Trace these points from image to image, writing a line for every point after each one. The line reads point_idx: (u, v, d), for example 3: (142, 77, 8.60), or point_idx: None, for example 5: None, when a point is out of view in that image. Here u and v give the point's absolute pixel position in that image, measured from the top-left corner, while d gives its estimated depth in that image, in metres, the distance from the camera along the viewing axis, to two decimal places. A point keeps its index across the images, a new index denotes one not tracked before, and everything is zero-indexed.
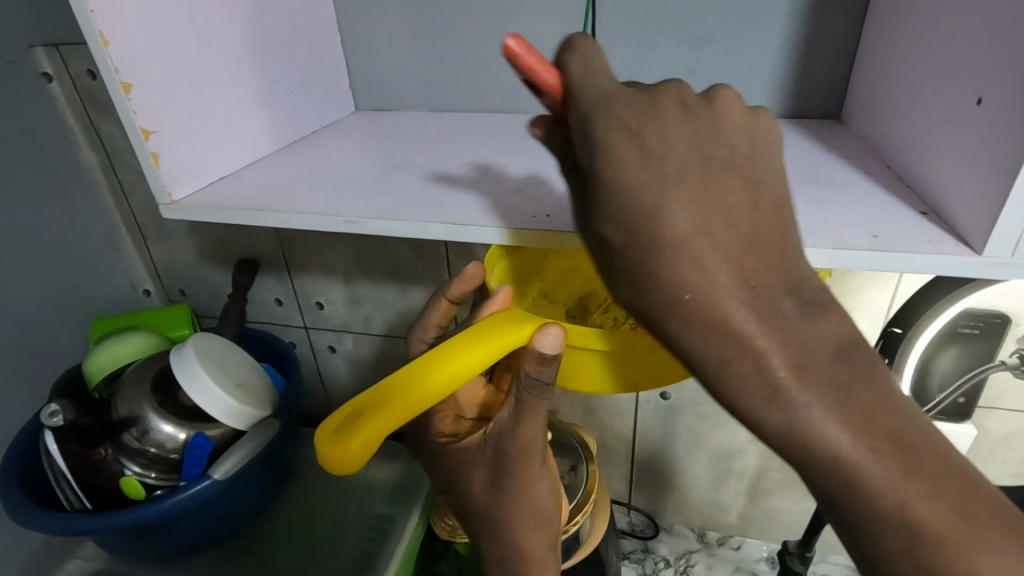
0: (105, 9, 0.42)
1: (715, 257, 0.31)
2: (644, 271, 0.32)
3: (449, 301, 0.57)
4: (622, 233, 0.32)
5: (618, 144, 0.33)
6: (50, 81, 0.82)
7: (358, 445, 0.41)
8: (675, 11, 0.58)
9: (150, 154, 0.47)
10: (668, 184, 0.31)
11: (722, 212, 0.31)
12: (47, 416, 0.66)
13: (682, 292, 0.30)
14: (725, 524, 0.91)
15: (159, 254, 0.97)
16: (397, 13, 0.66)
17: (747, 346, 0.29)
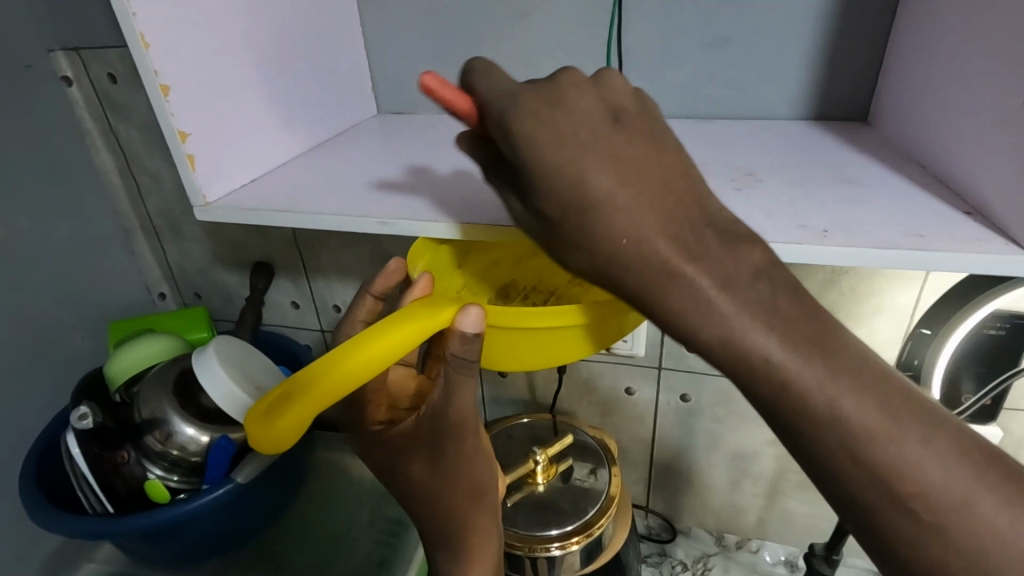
0: (145, 12, 0.42)
1: (635, 202, 0.33)
2: (578, 226, 0.34)
3: (374, 298, 0.60)
4: (557, 200, 0.35)
5: (534, 133, 0.35)
6: (70, 85, 0.83)
7: (287, 424, 0.42)
8: (701, 13, 0.58)
9: (185, 156, 0.47)
10: (581, 151, 0.34)
11: (636, 172, 0.34)
12: (77, 417, 0.67)
13: (620, 237, 0.33)
14: (741, 527, 0.91)
15: (174, 257, 0.96)
16: (420, 16, 0.66)
17: (676, 275, 0.31)
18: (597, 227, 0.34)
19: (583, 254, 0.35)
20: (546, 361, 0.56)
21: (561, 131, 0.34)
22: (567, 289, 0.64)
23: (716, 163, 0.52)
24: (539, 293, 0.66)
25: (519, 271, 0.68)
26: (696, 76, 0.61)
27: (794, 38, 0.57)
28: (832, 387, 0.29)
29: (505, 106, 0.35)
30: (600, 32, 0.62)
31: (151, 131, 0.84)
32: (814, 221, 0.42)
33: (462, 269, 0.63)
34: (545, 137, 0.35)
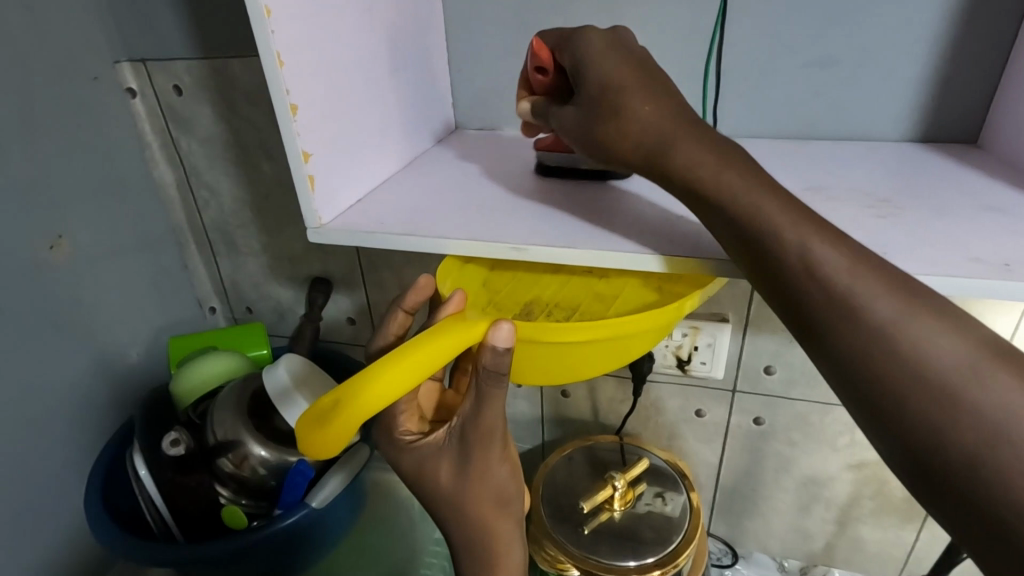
0: (283, 31, 0.42)
1: (644, 105, 0.43)
2: (614, 110, 0.44)
3: (405, 312, 0.56)
4: (593, 85, 0.45)
5: (587, 46, 0.47)
6: (134, 97, 0.81)
7: (327, 440, 0.42)
8: (804, 35, 0.58)
9: (306, 177, 0.46)
10: (604, 59, 0.46)
11: (648, 84, 0.44)
12: (169, 444, 0.67)
13: (637, 107, 0.43)
14: (808, 552, 0.88)
15: (227, 271, 0.93)
16: (509, 31, 0.65)
17: (672, 139, 0.42)
18: (626, 105, 0.43)
19: (619, 122, 0.44)
20: (576, 373, 0.54)
21: (616, 55, 0.46)
22: (597, 302, 0.55)
23: (842, 189, 0.51)
24: (563, 309, 0.54)
25: (544, 287, 0.57)
26: (798, 95, 0.60)
27: (901, 60, 0.57)
28: (801, 223, 0.38)
29: (573, 38, 0.48)
30: (700, 51, 0.61)
31: (213, 144, 0.82)
32: (969, 257, 0.41)
33: (490, 287, 0.57)
34: (607, 62, 0.46)
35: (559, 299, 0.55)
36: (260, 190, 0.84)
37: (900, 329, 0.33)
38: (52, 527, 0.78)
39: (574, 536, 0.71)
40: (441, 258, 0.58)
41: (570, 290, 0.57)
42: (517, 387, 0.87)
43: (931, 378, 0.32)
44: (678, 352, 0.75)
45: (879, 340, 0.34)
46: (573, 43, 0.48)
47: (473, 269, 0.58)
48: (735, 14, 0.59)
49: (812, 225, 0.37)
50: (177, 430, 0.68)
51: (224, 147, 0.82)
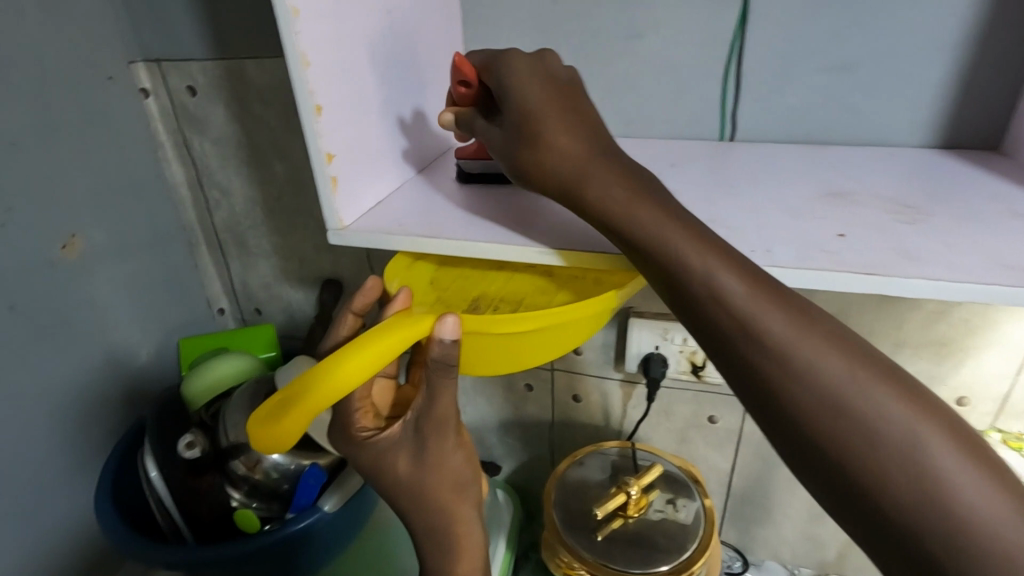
0: (309, 30, 0.41)
1: (568, 145, 0.44)
2: (530, 133, 0.44)
3: (355, 315, 0.56)
4: (519, 113, 0.45)
5: (518, 72, 0.46)
6: (147, 97, 0.81)
7: (289, 426, 0.42)
8: (825, 39, 0.58)
9: (329, 178, 0.46)
10: (534, 91, 0.45)
11: (570, 117, 0.45)
12: (184, 446, 0.66)
13: (558, 141, 0.44)
14: (820, 561, 0.87)
15: (237, 272, 0.92)
16: (528, 34, 0.65)
17: (601, 185, 0.42)
18: (543, 131, 0.44)
19: (537, 143, 0.44)
20: (530, 362, 0.53)
21: (542, 82, 0.46)
22: (541, 295, 0.53)
23: (867, 195, 0.51)
24: (510, 302, 0.53)
25: (491, 283, 0.56)
26: (821, 100, 0.60)
27: (924, 65, 0.57)
28: (728, 274, 0.37)
29: (499, 61, 0.48)
30: (720, 55, 0.61)
31: (226, 145, 0.82)
32: (1003, 263, 0.41)
33: (437, 284, 0.56)
34: (534, 94, 0.45)
35: (505, 293, 0.54)
36: (272, 190, 0.84)
37: (820, 367, 0.34)
38: (61, 528, 0.78)
39: (588, 542, 0.70)
40: (390, 257, 0.57)
41: (515, 284, 0.55)
42: (527, 391, 0.87)
43: (846, 410, 0.33)
44: (692, 357, 0.74)
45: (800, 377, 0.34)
46: (506, 62, 0.47)
47: (422, 265, 0.57)
48: (757, 18, 0.58)
49: (728, 266, 0.37)
50: (193, 433, 0.67)
51: (238, 148, 0.82)
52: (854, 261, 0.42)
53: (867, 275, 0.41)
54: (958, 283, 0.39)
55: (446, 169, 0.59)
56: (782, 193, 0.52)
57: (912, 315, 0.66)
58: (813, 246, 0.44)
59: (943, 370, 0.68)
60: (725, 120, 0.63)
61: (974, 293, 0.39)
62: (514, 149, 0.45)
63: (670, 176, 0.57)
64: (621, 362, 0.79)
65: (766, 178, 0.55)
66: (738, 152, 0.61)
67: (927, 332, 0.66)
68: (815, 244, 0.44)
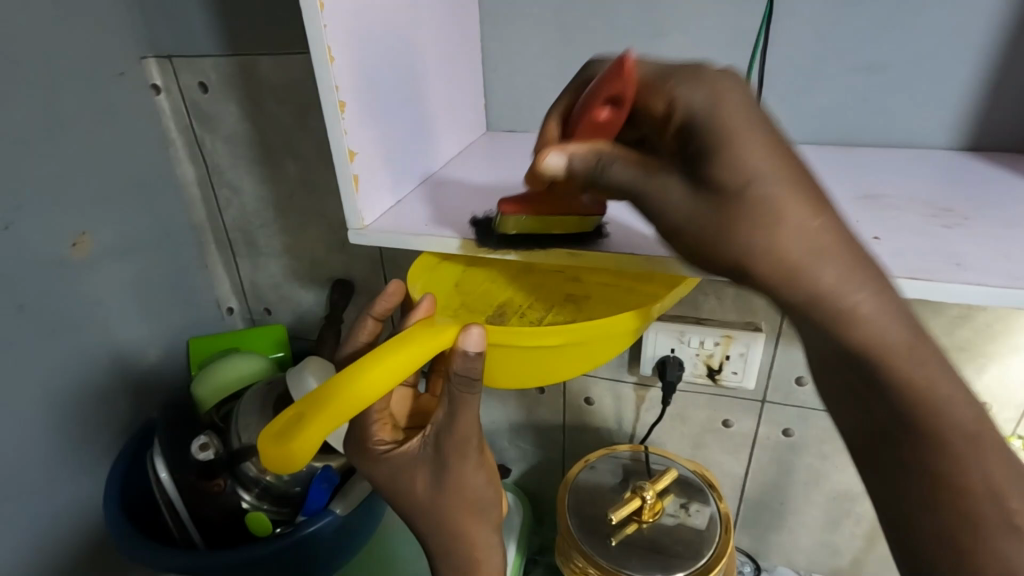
0: (334, 25, 0.41)
1: (801, 229, 0.33)
2: (760, 209, 0.33)
3: (375, 319, 0.56)
4: (745, 183, 0.33)
5: (731, 116, 0.34)
6: (158, 94, 0.80)
7: (299, 446, 0.39)
8: (849, 40, 0.57)
9: (351, 176, 0.45)
10: (763, 151, 0.33)
11: (801, 185, 0.34)
12: (198, 448, 0.65)
13: (790, 229, 0.33)
14: (835, 568, 0.86)
15: (246, 271, 0.92)
16: (546, 33, 0.64)
17: (837, 287, 0.33)
18: (777, 214, 0.33)
19: (763, 212, 0.33)
20: (553, 377, 0.52)
21: (766, 132, 0.34)
22: (569, 305, 0.54)
23: (896, 197, 0.50)
24: (536, 310, 0.54)
25: (518, 288, 0.57)
26: (845, 100, 0.59)
27: (951, 66, 0.56)
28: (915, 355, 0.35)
29: (703, 96, 0.35)
30: (741, 55, 0.60)
31: (238, 143, 0.81)
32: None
33: (464, 288, 0.57)
34: (763, 155, 0.33)
35: (533, 300, 0.55)
36: (283, 189, 0.83)
37: (942, 402, 0.35)
38: (68, 528, 0.77)
39: (602, 547, 0.69)
40: (414, 258, 0.56)
41: (543, 291, 0.57)
42: (539, 394, 0.86)
43: (946, 437, 0.36)
44: (709, 360, 0.73)
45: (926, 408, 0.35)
46: (711, 96, 0.35)
47: (448, 267, 0.57)
48: (780, 18, 0.58)
49: (915, 346, 0.34)
50: (206, 435, 0.66)
51: (249, 146, 0.81)
52: (894, 265, 0.41)
53: (903, 279, 0.40)
54: (1001, 289, 0.38)
55: (464, 168, 0.59)
56: None
57: (934, 319, 0.65)
58: None
59: (965, 375, 0.67)
60: None
61: (1014, 299, 0.38)
62: (716, 226, 0.34)
63: None
64: (635, 365, 0.78)
65: None
66: None
67: (950, 337, 0.65)
68: None
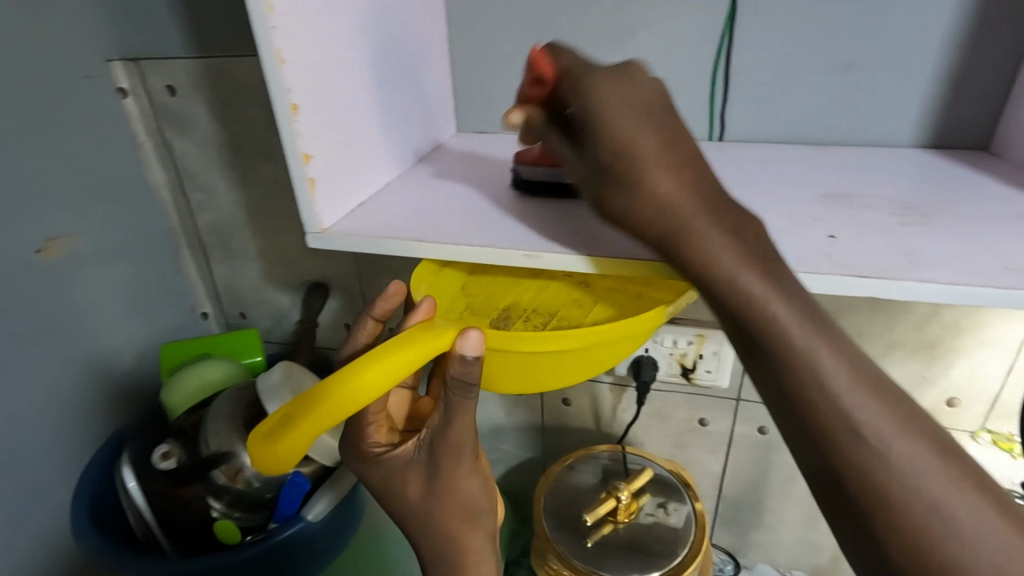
0: (284, 27, 0.40)
1: (662, 189, 0.39)
2: (626, 176, 0.40)
3: (376, 321, 0.55)
4: (609, 155, 0.40)
5: (610, 98, 0.41)
6: (125, 97, 0.79)
7: (287, 446, 0.41)
8: (814, 39, 0.57)
9: (307, 179, 0.44)
10: (629, 127, 0.40)
11: (663, 158, 0.39)
12: (160, 457, 0.65)
13: (649, 191, 0.39)
14: (813, 564, 0.87)
15: (221, 275, 0.91)
16: (514, 34, 0.64)
17: (693, 241, 0.38)
18: (639, 178, 0.39)
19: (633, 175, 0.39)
20: (551, 382, 0.52)
21: (638, 116, 0.40)
22: (573, 309, 0.54)
23: (861, 196, 0.50)
24: (541, 314, 0.53)
25: (523, 293, 0.56)
26: (814, 99, 0.59)
27: (914, 66, 0.56)
28: (797, 319, 0.35)
29: (588, 84, 0.42)
30: (708, 55, 0.60)
31: (209, 146, 0.80)
32: (1001, 267, 0.40)
33: (469, 291, 0.57)
34: (630, 130, 0.40)
35: (538, 304, 0.55)
36: (256, 193, 0.82)
37: (837, 385, 0.34)
38: (39, 541, 0.75)
39: (578, 549, 0.69)
40: (417, 261, 0.56)
41: (547, 295, 0.56)
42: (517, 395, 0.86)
43: (850, 421, 0.33)
44: (683, 360, 0.74)
45: (817, 385, 0.34)
46: (600, 79, 0.42)
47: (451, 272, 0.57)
48: (748, 17, 0.58)
49: (793, 308, 0.35)
50: (167, 445, 0.66)
51: (221, 149, 0.80)
52: (855, 264, 0.41)
53: (865, 279, 0.40)
54: (958, 288, 0.39)
55: (429, 171, 0.58)
56: (773, 194, 0.51)
57: (903, 316, 0.65)
58: (810, 252, 0.43)
59: (934, 371, 0.68)
60: (714, 121, 0.63)
61: (973, 298, 0.38)
62: (599, 188, 0.41)
63: None
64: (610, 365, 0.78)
65: (758, 179, 0.54)
66: (727, 153, 0.60)
67: (919, 333, 0.66)
68: (810, 248, 0.43)
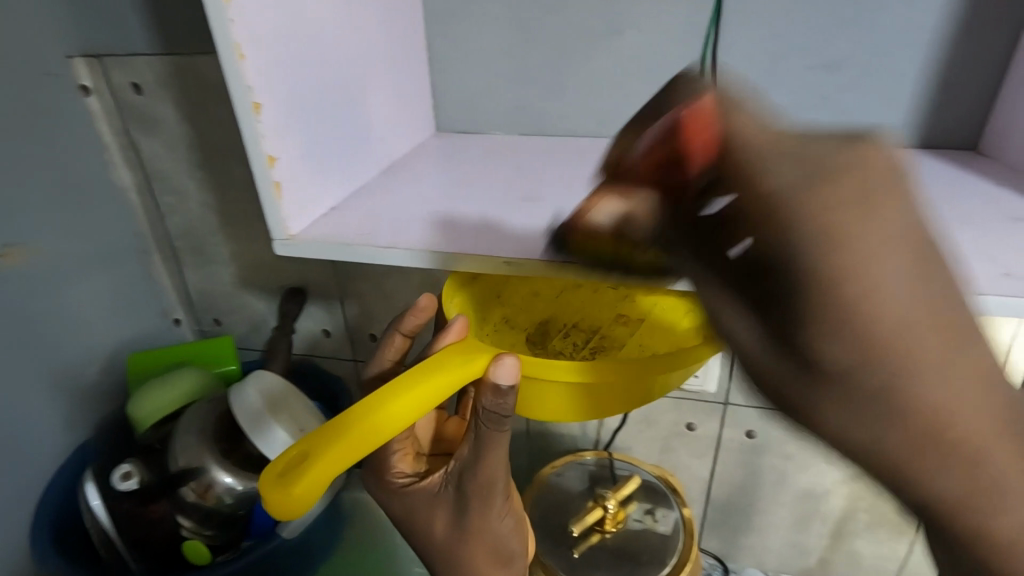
0: (245, 21, 0.38)
1: (909, 361, 0.22)
2: (867, 396, 0.23)
3: (404, 335, 0.52)
4: (816, 297, 0.22)
5: (839, 211, 0.22)
6: (88, 95, 0.75)
7: (303, 492, 0.36)
8: (801, 36, 0.56)
9: (272, 182, 0.42)
10: (879, 263, 0.21)
11: (931, 307, 0.21)
12: (122, 476, 0.61)
13: (884, 364, 0.22)
14: (802, 567, 0.86)
15: (194, 280, 0.87)
16: (494, 31, 0.62)
17: (933, 437, 0.22)
18: (876, 347, 0.22)
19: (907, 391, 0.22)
20: (593, 413, 0.49)
21: (897, 244, 0.21)
22: (616, 329, 0.60)
23: None
24: (580, 333, 0.60)
25: (564, 305, 0.62)
26: (803, 98, 0.58)
27: (902, 65, 0.55)
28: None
29: (786, 169, 0.23)
30: (694, 53, 0.59)
31: (178, 147, 0.77)
32: (996, 271, 0.39)
33: (507, 300, 0.60)
34: (863, 261, 0.21)
35: (579, 321, 0.61)
36: (228, 195, 0.79)
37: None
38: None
39: (565, 561, 0.67)
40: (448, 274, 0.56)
41: (588, 310, 0.61)
42: None
43: None
44: None
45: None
46: (825, 207, 0.22)
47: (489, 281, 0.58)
48: (734, 13, 0.56)
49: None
50: (131, 463, 0.62)
51: (191, 151, 0.77)
52: None
53: None
54: None
55: (407, 173, 0.56)
56: None
57: None
58: None
59: None
60: None
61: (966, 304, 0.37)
62: (759, 329, 0.25)
63: None
64: None
65: None
66: None
67: None
68: None
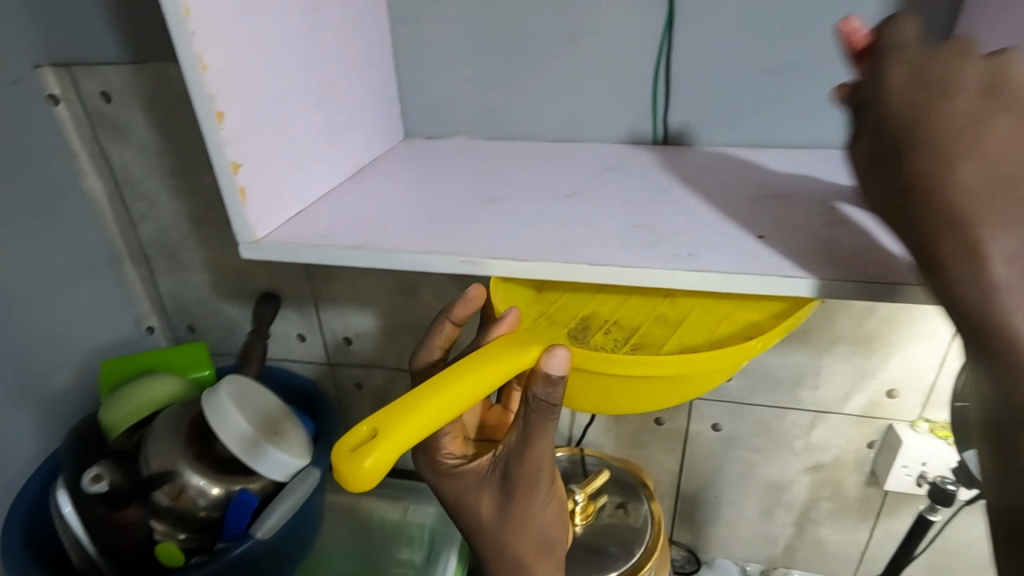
0: (206, 32, 0.39)
1: (961, 163, 0.34)
2: (931, 191, 0.34)
3: (453, 324, 0.54)
4: (895, 123, 0.37)
5: (898, 76, 0.38)
6: (58, 104, 0.75)
7: (375, 464, 0.38)
8: (748, 44, 0.59)
9: (238, 188, 0.44)
10: (934, 105, 0.36)
11: (971, 132, 0.34)
12: (90, 481, 0.61)
13: (928, 169, 0.35)
14: (769, 555, 0.89)
15: (167, 286, 0.88)
16: (458, 39, 0.64)
17: (966, 220, 0.33)
18: (934, 150, 0.35)
19: (929, 160, 0.35)
20: (633, 406, 0.52)
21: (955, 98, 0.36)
22: (656, 326, 0.53)
23: (796, 197, 0.52)
24: (621, 329, 0.53)
25: (601, 304, 0.56)
26: (753, 101, 0.61)
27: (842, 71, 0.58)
28: None
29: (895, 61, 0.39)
30: (649, 59, 0.61)
31: (150, 154, 0.78)
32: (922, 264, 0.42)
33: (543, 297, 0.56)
34: (917, 100, 0.37)
35: (618, 317, 0.54)
36: (200, 200, 0.80)
37: None
38: None
39: None
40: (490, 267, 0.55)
41: (630, 307, 0.55)
42: None
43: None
44: None
45: None
46: (902, 75, 0.38)
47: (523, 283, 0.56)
48: (686, 22, 0.59)
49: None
50: (100, 466, 0.62)
51: (163, 157, 0.78)
52: (782, 265, 0.42)
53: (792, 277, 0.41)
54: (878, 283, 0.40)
55: (372, 177, 0.57)
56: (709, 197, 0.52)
57: (843, 310, 0.68)
58: (743, 253, 0.44)
59: (875, 364, 0.70)
60: (656, 124, 0.64)
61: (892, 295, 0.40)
62: (881, 160, 0.38)
63: (604, 180, 0.57)
64: None
65: (697, 182, 0.55)
66: (669, 156, 0.61)
67: (859, 327, 0.68)
68: (745, 250, 0.44)
